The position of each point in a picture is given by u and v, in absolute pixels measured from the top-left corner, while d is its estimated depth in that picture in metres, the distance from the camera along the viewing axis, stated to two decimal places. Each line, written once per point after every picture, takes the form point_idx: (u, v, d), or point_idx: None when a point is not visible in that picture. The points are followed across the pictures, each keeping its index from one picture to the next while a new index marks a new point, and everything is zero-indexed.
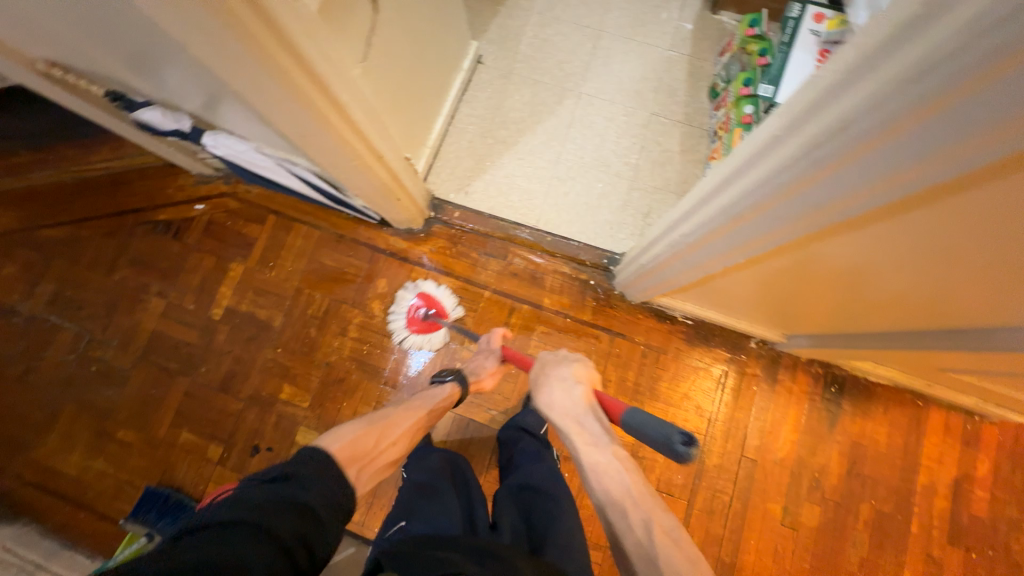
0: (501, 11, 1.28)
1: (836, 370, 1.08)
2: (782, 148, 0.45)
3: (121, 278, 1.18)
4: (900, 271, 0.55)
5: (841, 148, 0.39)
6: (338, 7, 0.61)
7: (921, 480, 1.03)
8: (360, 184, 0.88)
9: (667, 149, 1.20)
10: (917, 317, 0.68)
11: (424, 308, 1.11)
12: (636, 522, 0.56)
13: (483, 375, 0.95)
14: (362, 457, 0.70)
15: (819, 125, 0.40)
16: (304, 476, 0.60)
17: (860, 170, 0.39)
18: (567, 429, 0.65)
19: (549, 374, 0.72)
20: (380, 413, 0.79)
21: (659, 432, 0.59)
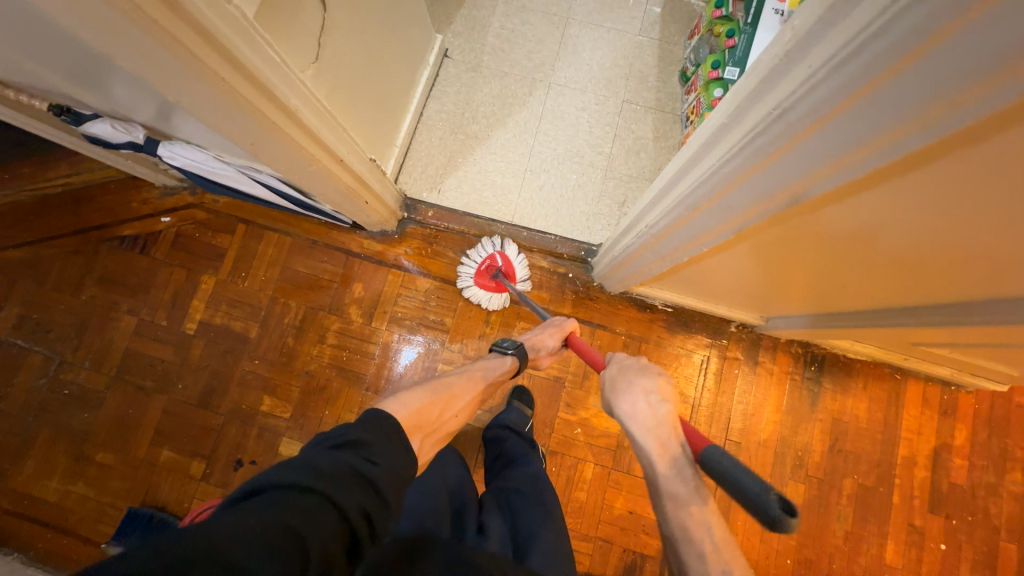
0: (466, 3, 1.24)
1: (816, 349, 1.09)
2: (740, 129, 0.44)
3: (89, 297, 1.15)
4: (886, 255, 0.52)
5: (793, 127, 0.37)
6: (278, 8, 0.58)
7: (902, 452, 1.04)
8: (324, 190, 0.86)
9: (640, 137, 1.19)
10: (910, 294, 0.65)
11: (498, 266, 1.09)
12: (713, 570, 0.50)
13: (540, 350, 0.91)
14: (426, 426, 0.65)
15: (773, 104, 0.38)
16: (372, 446, 0.49)
17: (800, 158, 0.39)
18: (649, 451, 0.58)
19: (631, 381, 0.64)
20: (444, 380, 0.73)
21: (749, 485, 0.45)
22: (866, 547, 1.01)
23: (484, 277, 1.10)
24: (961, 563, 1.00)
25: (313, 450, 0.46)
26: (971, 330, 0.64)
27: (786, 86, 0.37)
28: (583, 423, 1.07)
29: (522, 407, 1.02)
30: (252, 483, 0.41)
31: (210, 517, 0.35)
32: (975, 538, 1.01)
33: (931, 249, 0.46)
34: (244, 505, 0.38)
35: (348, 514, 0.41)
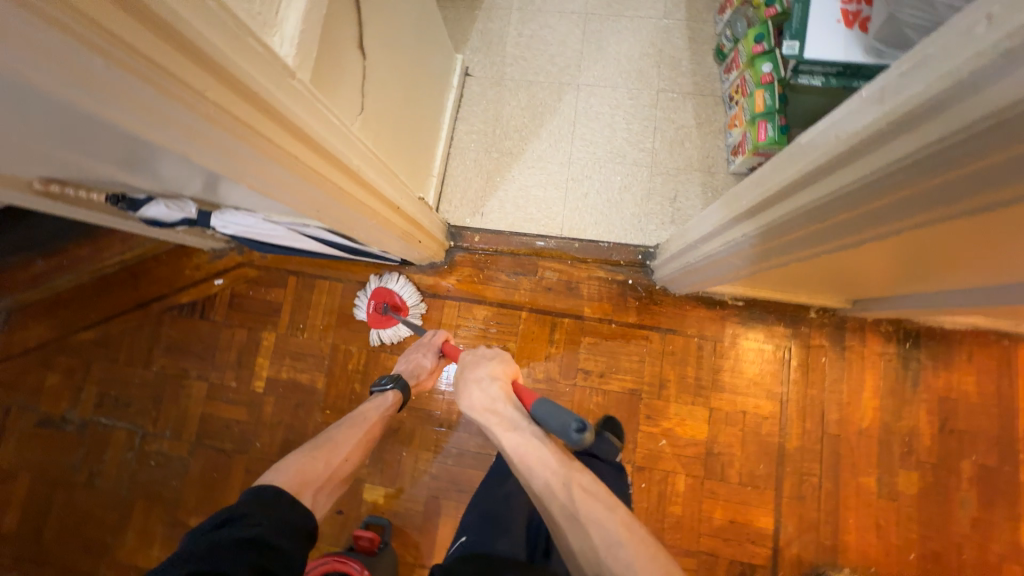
0: (479, 16, 1.21)
1: (909, 325, 1.01)
2: (872, 146, 0.35)
3: (159, 368, 1.17)
4: (993, 241, 0.45)
5: (960, 159, 0.29)
6: (326, 65, 0.56)
7: (1023, 424, 0.96)
8: (379, 236, 0.84)
9: (682, 126, 1.12)
10: (994, 269, 0.58)
11: (380, 303, 1.11)
12: (555, 483, 0.62)
13: (424, 373, 0.96)
14: (312, 481, 0.71)
15: (923, 132, 0.30)
16: (248, 513, 0.60)
17: (979, 180, 0.30)
18: (491, 423, 0.71)
19: (468, 376, 0.77)
20: (321, 436, 0.80)
21: (557, 423, 0.62)
22: (997, 531, 0.93)
23: (376, 315, 1.10)
24: None
25: (191, 543, 0.56)
26: None
27: (944, 110, 0.29)
28: (667, 434, 1.02)
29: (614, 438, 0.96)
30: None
31: None
32: None
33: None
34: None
35: (239, 575, 0.53)
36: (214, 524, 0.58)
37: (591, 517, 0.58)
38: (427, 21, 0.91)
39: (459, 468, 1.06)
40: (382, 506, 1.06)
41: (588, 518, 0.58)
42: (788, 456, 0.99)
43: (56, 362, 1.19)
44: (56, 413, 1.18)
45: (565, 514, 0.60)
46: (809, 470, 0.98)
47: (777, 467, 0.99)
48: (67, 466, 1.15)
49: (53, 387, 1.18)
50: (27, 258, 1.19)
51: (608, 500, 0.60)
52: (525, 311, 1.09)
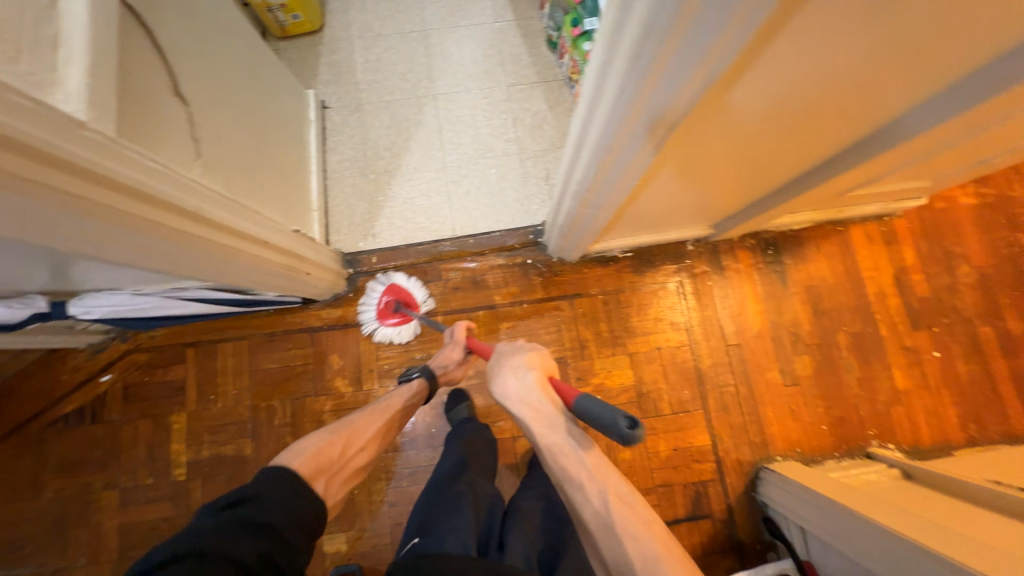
0: (323, 51, 1.24)
1: (766, 235, 1.17)
2: (609, 75, 0.42)
3: (55, 491, 1.04)
4: (798, 112, 0.52)
5: (650, 63, 0.36)
6: (132, 115, 0.55)
7: (871, 290, 1.13)
8: (259, 279, 0.82)
9: (537, 112, 1.22)
10: (817, 149, 0.67)
11: (393, 300, 1.08)
12: (593, 495, 0.55)
13: (452, 364, 0.92)
14: (328, 467, 0.70)
15: (625, 50, 0.38)
16: (261, 498, 0.58)
17: (671, 79, 0.37)
18: (527, 419, 0.60)
19: (501, 360, 0.65)
20: (344, 419, 0.79)
21: (604, 416, 0.53)
22: (878, 383, 1.09)
23: (387, 313, 1.07)
24: (957, 362, 1.09)
25: (200, 521, 0.53)
26: (875, 164, 0.70)
27: (628, 24, 0.36)
28: (598, 390, 1.08)
29: None
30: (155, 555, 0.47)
31: None
32: (959, 334, 1.10)
33: (813, 98, 0.48)
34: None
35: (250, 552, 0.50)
36: (224, 504, 0.55)
37: (627, 535, 0.52)
38: (259, 62, 0.92)
39: (415, 487, 1.04)
40: (345, 553, 1.01)
41: (623, 533, 0.53)
42: (705, 374, 1.10)
43: None
44: None
45: (601, 525, 0.55)
46: (725, 381, 1.09)
47: (699, 387, 1.09)
48: None
49: None
50: None
51: (646, 514, 0.53)
52: (440, 316, 1.11)
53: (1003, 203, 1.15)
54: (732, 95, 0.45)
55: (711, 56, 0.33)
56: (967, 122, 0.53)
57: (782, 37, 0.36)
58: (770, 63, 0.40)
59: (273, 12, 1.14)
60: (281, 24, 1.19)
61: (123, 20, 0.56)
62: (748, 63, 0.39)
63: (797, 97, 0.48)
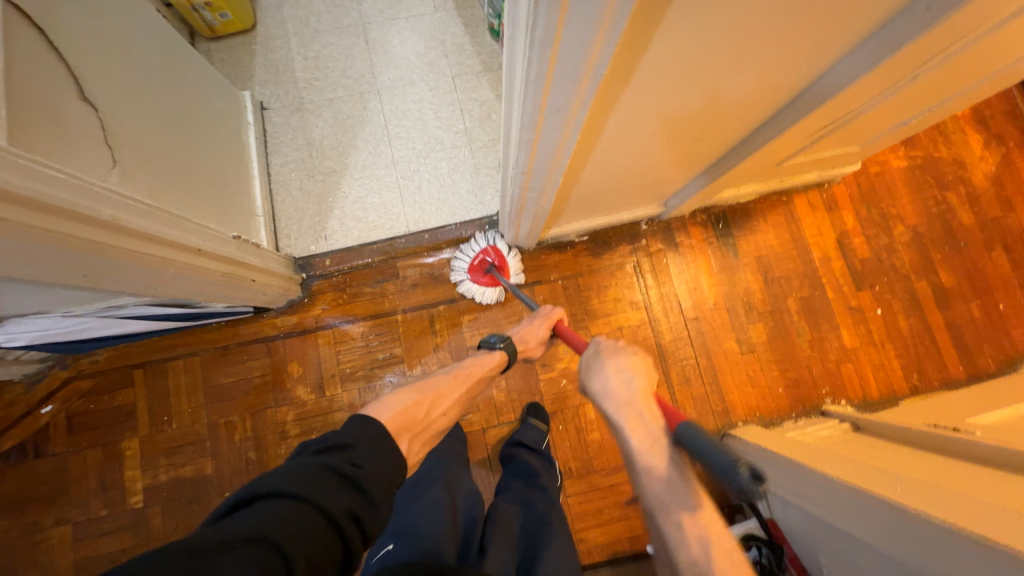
0: (257, 51, 1.19)
1: (716, 210, 1.20)
2: (516, 52, 0.42)
3: (1, 533, 0.97)
4: (720, 75, 0.53)
5: (546, 36, 0.36)
6: (28, 123, 0.52)
7: (817, 255, 1.18)
8: (199, 289, 0.79)
9: (484, 102, 1.21)
10: (748, 114, 0.69)
11: (491, 261, 1.07)
12: (691, 537, 0.50)
13: (532, 342, 0.86)
14: (414, 427, 0.62)
15: (523, 26, 0.38)
16: (360, 447, 0.52)
17: (571, 52, 0.38)
18: (623, 428, 0.56)
19: (604, 357, 0.62)
20: (428, 380, 0.71)
21: (715, 455, 0.45)
22: (828, 344, 1.14)
23: (478, 271, 1.07)
24: (899, 318, 1.15)
25: (296, 462, 0.47)
26: (802, 130, 0.73)
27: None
28: (565, 373, 1.11)
29: (539, 423, 1.04)
30: (245, 493, 0.43)
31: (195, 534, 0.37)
32: (898, 290, 1.16)
33: (737, 57, 0.49)
34: (228, 520, 0.39)
35: (329, 513, 0.44)
36: (322, 446, 0.49)
37: None
38: (181, 62, 0.88)
39: None
40: None
41: None
42: (667, 349, 1.12)
43: None
44: None
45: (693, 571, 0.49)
46: (686, 354, 1.12)
47: (662, 363, 1.12)
48: None
49: None
50: None
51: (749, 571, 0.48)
52: (400, 314, 1.10)
53: (931, 163, 1.21)
54: (647, 67, 0.46)
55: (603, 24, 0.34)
56: (873, 80, 0.56)
57: (680, 4, 0.37)
58: (676, 30, 0.41)
59: (198, 12, 1.09)
60: (210, 23, 1.14)
61: (8, 19, 0.52)
62: (652, 33, 0.40)
63: (718, 57, 0.48)
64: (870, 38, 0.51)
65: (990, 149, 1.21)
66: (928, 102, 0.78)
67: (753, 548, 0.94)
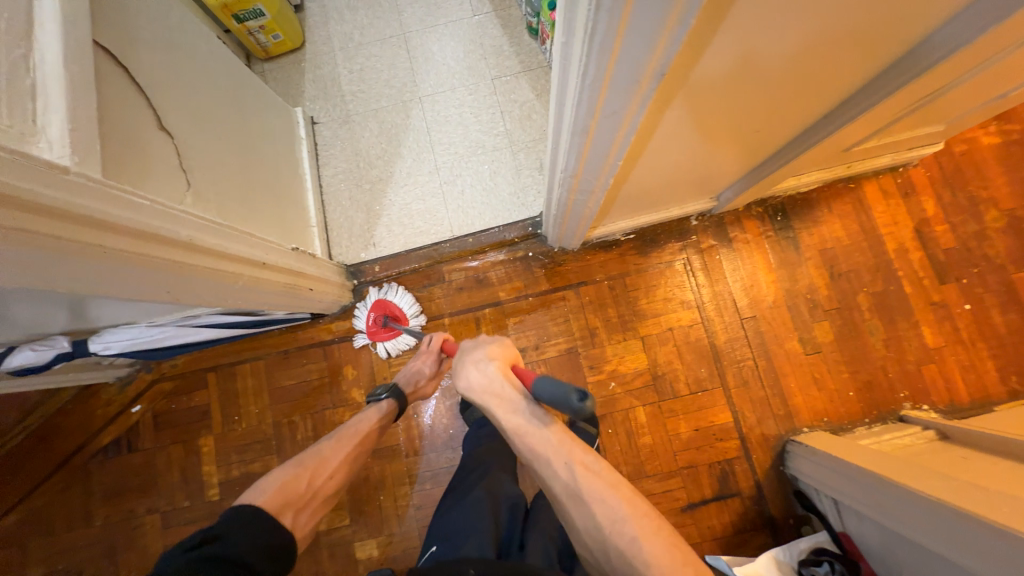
0: (307, 68, 1.24)
1: (773, 201, 1.12)
2: (570, 56, 0.41)
3: (103, 519, 1.09)
4: (791, 57, 0.48)
5: (605, 39, 0.35)
6: (120, 156, 0.57)
7: (891, 246, 1.08)
8: (264, 300, 0.84)
9: (524, 102, 1.20)
10: (816, 99, 0.63)
11: (381, 316, 1.09)
12: (559, 467, 0.51)
13: (421, 382, 0.92)
14: (295, 501, 0.69)
15: (580, 28, 0.37)
16: (227, 533, 0.59)
17: (631, 55, 0.36)
18: (490, 406, 0.55)
19: (464, 356, 0.59)
20: (309, 450, 0.77)
21: (553, 393, 0.47)
22: (907, 343, 1.04)
23: (376, 330, 1.09)
24: (992, 313, 1.03)
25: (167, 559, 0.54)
26: (879, 112, 0.66)
27: (579, 1, 0.34)
28: (614, 376, 1.07)
29: None
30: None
31: None
32: (991, 283, 1.04)
33: (809, 39, 0.45)
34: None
35: None
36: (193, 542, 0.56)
37: (596, 497, 0.49)
38: (241, 86, 0.93)
39: (439, 489, 1.05)
40: (377, 558, 1.04)
41: (592, 497, 0.49)
42: (722, 350, 1.07)
43: None
44: None
45: (569, 495, 0.51)
46: (743, 355, 1.07)
47: (717, 365, 1.06)
48: None
49: None
50: None
51: (612, 477, 0.51)
52: (447, 317, 1.11)
53: None
54: (709, 57, 0.43)
55: (669, 24, 0.32)
56: (971, 52, 0.49)
57: None
58: (745, 15, 0.38)
59: (254, 34, 1.15)
60: (264, 45, 1.20)
61: (99, 63, 0.57)
62: (719, 21, 0.37)
63: (790, 40, 0.44)
64: (971, 5, 0.45)
65: None
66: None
67: (824, 563, 0.86)
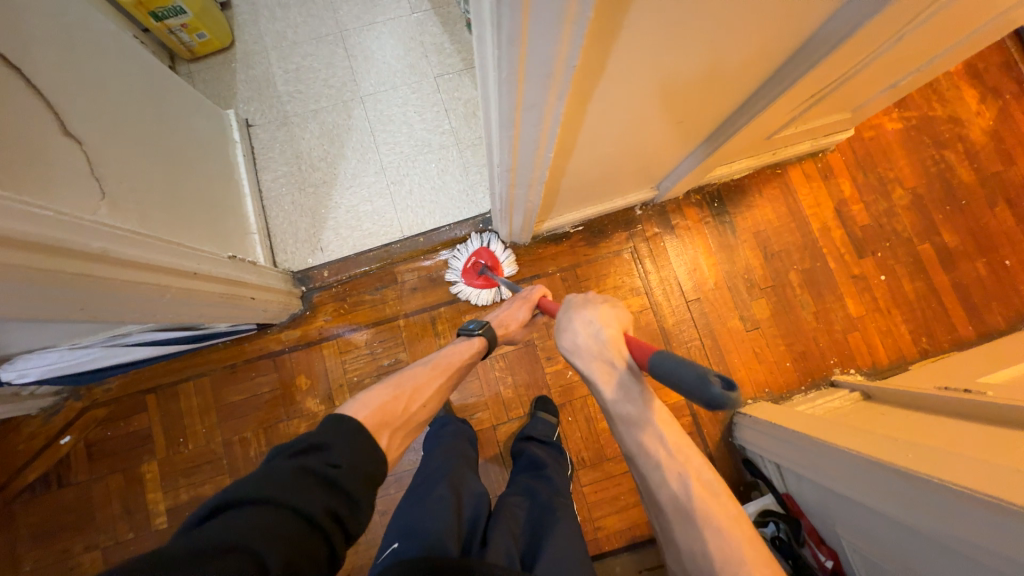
0: (237, 68, 1.18)
1: (709, 188, 1.19)
2: (484, 51, 0.42)
3: (33, 563, 1.00)
4: (699, 48, 0.51)
5: (512, 31, 0.36)
6: (14, 164, 0.53)
7: (816, 225, 1.17)
8: (202, 312, 0.80)
9: (468, 99, 1.20)
10: (730, 89, 0.67)
11: (484, 262, 1.08)
12: (672, 477, 0.53)
13: (512, 324, 0.91)
14: (392, 421, 0.67)
15: (488, 22, 0.37)
16: (334, 450, 0.55)
17: (541, 48, 0.37)
18: (594, 377, 0.57)
19: (573, 312, 0.61)
20: (406, 374, 0.75)
21: (686, 375, 0.43)
22: (834, 314, 1.13)
23: (472, 273, 1.08)
24: (904, 282, 1.13)
25: (272, 464, 0.51)
26: (789, 100, 0.71)
27: None
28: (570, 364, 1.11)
29: (548, 416, 1.04)
30: (221, 498, 0.45)
31: (183, 541, 0.39)
32: (902, 255, 1.14)
33: (709, 34, 0.49)
34: (211, 524, 0.42)
35: (312, 508, 0.48)
36: (297, 449, 0.52)
37: (710, 524, 0.50)
38: (161, 87, 0.88)
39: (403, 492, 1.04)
40: (344, 569, 1.01)
41: (706, 521, 0.50)
42: (671, 332, 1.12)
43: None
44: None
45: (677, 510, 0.52)
46: (690, 335, 1.12)
47: (667, 346, 1.11)
48: None
49: None
50: None
51: (733, 505, 0.51)
52: (403, 318, 1.10)
53: (926, 123, 1.19)
54: (621, 50, 0.45)
55: (568, 17, 0.34)
56: (854, 44, 0.55)
57: None
58: (646, 12, 0.40)
59: (175, 34, 1.09)
60: (188, 45, 1.14)
61: None
62: (623, 16, 0.39)
63: (695, 33, 0.47)
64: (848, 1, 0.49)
65: (986, 103, 1.19)
66: (917, 61, 0.76)
67: (771, 523, 0.94)
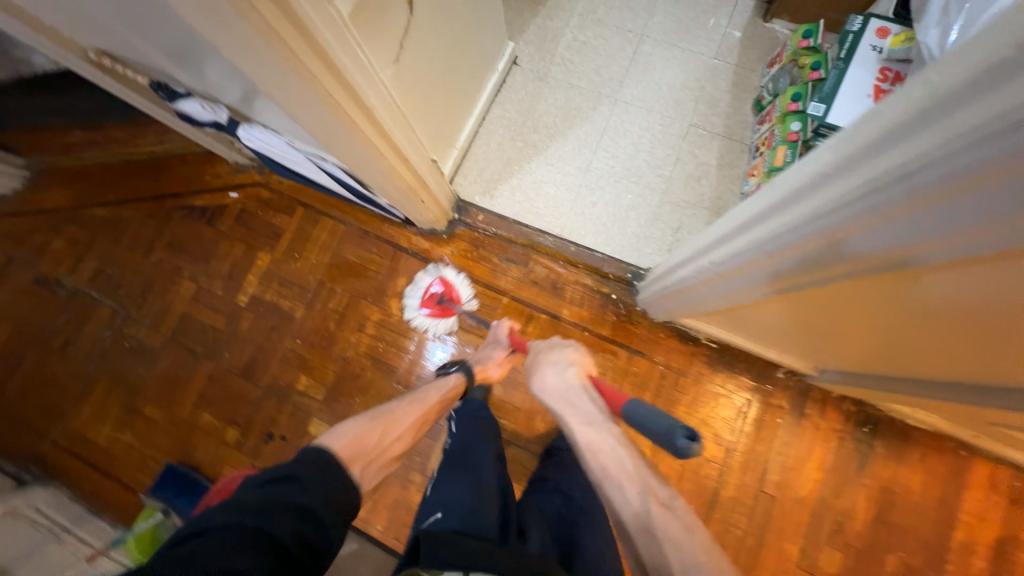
0: (541, 13, 1.24)
1: (871, 410, 1.01)
2: (829, 186, 0.40)
3: (157, 259, 1.22)
4: (929, 307, 0.46)
5: (911, 196, 0.33)
6: (373, 11, 0.60)
7: (958, 536, 0.95)
8: (387, 187, 0.88)
9: (703, 163, 1.14)
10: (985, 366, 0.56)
11: (441, 292, 1.10)
12: (631, 492, 0.53)
13: (490, 364, 0.94)
14: (366, 454, 0.67)
15: (875, 170, 0.35)
16: (306, 476, 0.56)
17: (915, 223, 0.35)
18: (558, 409, 0.65)
19: (542, 355, 0.74)
20: (380, 407, 0.77)
21: (660, 425, 0.57)
22: None
23: (430, 305, 1.10)
24: None
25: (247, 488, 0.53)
26: None
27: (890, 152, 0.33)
28: None
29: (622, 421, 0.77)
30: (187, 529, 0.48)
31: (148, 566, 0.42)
32: None
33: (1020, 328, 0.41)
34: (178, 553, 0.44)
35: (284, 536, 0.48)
36: (265, 479, 0.54)
37: (669, 534, 0.49)
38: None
39: None
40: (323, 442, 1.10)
41: (665, 534, 0.49)
42: (720, 503, 1.00)
43: (65, 230, 1.25)
44: (53, 275, 1.23)
45: (638, 525, 0.51)
46: (737, 522, 0.99)
47: (706, 510, 1.00)
48: (48, 328, 1.20)
49: (55, 251, 1.24)
50: (65, 125, 1.25)
51: (691, 520, 0.50)
52: (507, 297, 1.12)
53: None
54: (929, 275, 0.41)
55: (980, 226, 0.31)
56: None
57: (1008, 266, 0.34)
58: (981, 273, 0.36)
59: None
60: None
61: None
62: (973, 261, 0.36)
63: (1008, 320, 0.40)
64: None
65: None
66: None
67: None
